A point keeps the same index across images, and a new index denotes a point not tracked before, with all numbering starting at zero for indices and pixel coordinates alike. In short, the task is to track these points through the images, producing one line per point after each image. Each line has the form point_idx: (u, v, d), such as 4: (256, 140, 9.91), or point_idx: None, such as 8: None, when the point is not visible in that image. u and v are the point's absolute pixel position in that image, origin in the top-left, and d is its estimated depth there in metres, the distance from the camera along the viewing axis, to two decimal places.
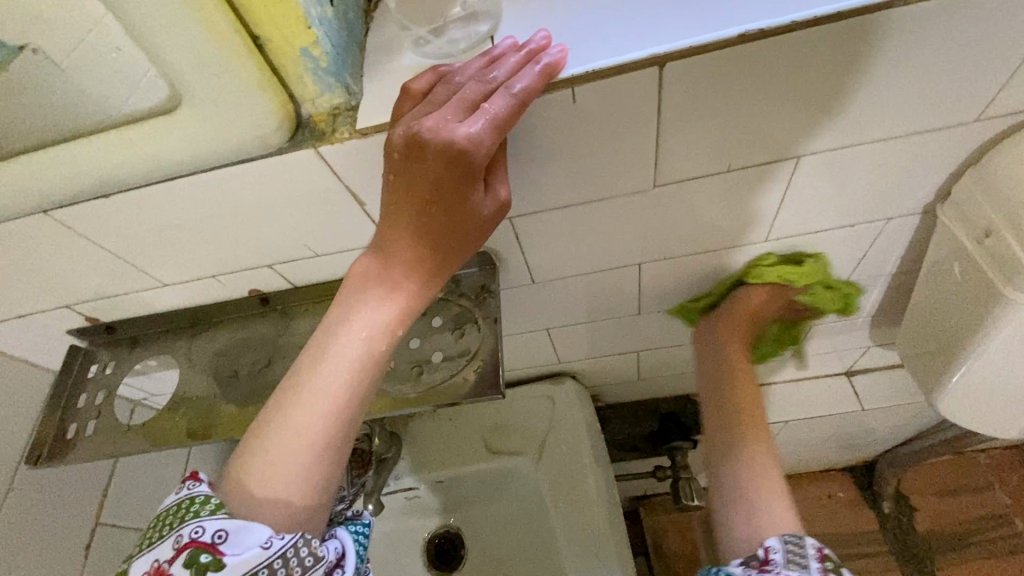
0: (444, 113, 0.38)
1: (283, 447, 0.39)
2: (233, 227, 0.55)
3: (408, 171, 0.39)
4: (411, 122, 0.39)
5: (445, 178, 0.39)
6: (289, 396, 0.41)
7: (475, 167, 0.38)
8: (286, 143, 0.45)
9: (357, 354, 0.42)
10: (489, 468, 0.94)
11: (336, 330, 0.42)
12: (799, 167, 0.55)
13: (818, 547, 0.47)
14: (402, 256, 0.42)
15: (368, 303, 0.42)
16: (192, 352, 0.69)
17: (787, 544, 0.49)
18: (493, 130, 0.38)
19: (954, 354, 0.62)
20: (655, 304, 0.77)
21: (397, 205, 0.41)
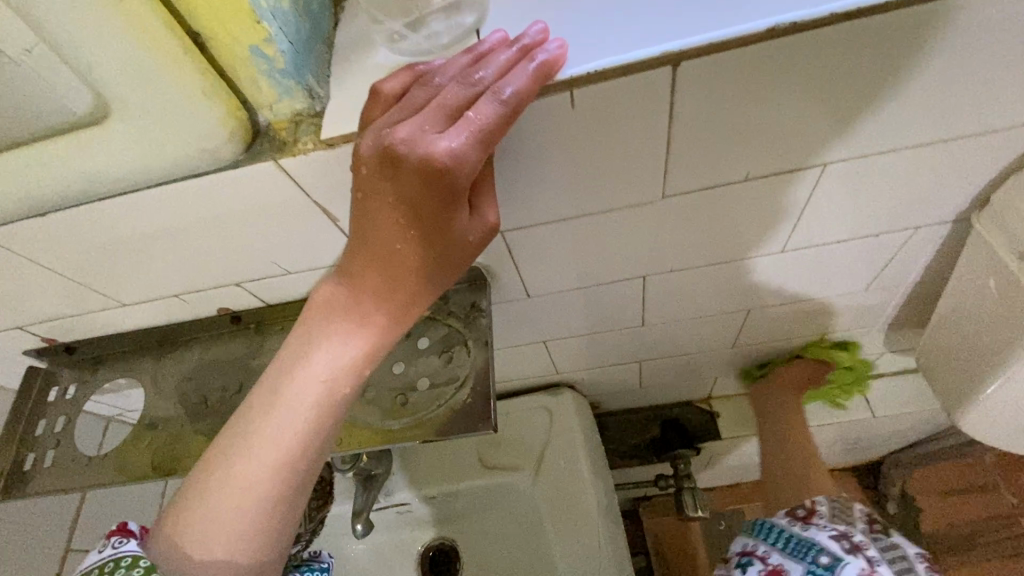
0: (420, 122, 0.32)
1: (231, 499, 0.35)
2: (191, 245, 0.49)
3: (376, 189, 0.33)
4: (383, 131, 0.33)
5: (422, 198, 0.33)
6: (237, 443, 0.36)
7: (456, 189, 0.32)
8: (242, 154, 0.40)
9: (317, 399, 0.36)
10: (484, 484, 0.89)
11: (293, 369, 0.37)
12: (825, 175, 0.49)
13: (867, 512, 0.54)
14: (368, 287, 0.36)
15: (330, 340, 0.37)
16: (159, 375, 0.64)
17: (833, 503, 0.55)
18: (478, 145, 0.32)
19: (983, 373, 0.57)
20: (660, 316, 0.72)
21: (363, 227, 0.35)
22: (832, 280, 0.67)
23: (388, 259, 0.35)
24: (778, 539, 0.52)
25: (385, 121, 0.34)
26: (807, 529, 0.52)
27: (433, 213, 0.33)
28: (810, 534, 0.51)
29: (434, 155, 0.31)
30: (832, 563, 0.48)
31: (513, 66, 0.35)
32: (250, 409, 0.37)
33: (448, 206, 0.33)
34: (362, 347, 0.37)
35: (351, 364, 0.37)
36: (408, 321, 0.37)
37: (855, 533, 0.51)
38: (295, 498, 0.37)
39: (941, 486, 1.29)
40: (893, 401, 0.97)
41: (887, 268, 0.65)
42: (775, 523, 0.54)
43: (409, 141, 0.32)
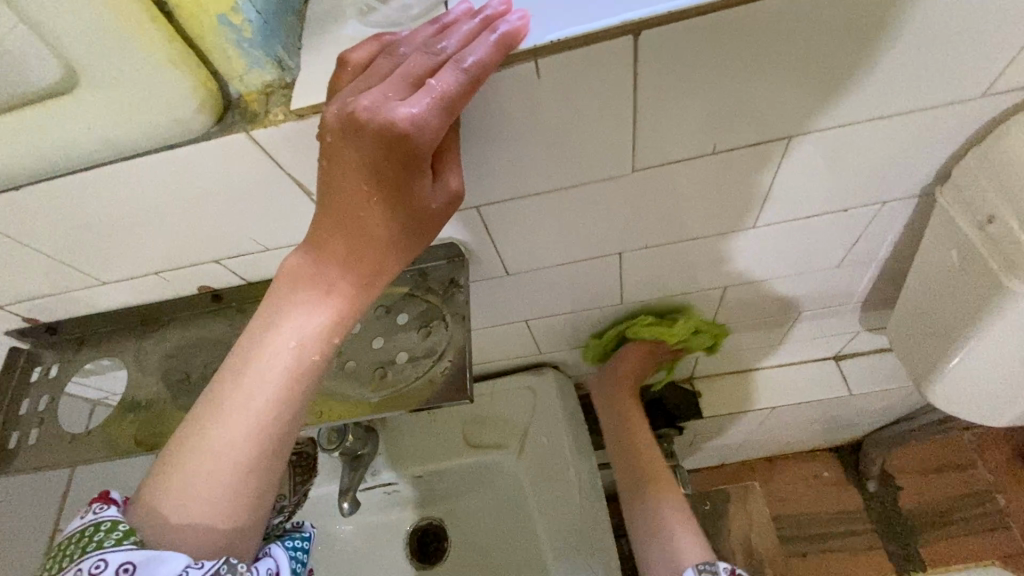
0: (385, 89, 0.33)
1: (205, 461, 0.36)
2: (168, 220, 0.50)
3: (342, 155, 0.34)
4: (347, 100, 0.34)
5: (385, 164, 0.34)
6: (211, 409, 0.37)
7: (420, 154, 0.34)
8: (215, 126, 0.41)
9: (289, 362, 0.38)
10: (469, 462, 0.90)
11: (266, 333, 0.38)
12: (792, 147, 0.51)
13: (727, 569, 0.61)
14: (336, 252, 0.37)
15: (301, 304, 0.38)
16: (142, 353, 0.64)
17: (702, 572, 0.62)
18: (441, 112, 0.33)
19: (948, 344, 0.59)
20: (639, 293, 0.73)
21: (330, 193, 0.36)
22: (806, 257, 0.68)
23: (355, 224, 0.36)
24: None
25: (350, 88, 0.35)
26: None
27: (397, 177, 0.34)
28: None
29: (397, 119, 0.32)
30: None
31: (475, 36, 0.35)
32: (224, 373, 0.38)
33: (412, 171, 0.34)
34: (332, 311, 0.38)
35: (321, 327, 0.38)
36: (377, 286, 0.39)
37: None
38: (271, 464, 0.38)
39: (918, 464, 1.32)
40: (870, 379, 0.99)
41: (857, 244, 0.66)
42: None
43: (373, 106, 0.33)
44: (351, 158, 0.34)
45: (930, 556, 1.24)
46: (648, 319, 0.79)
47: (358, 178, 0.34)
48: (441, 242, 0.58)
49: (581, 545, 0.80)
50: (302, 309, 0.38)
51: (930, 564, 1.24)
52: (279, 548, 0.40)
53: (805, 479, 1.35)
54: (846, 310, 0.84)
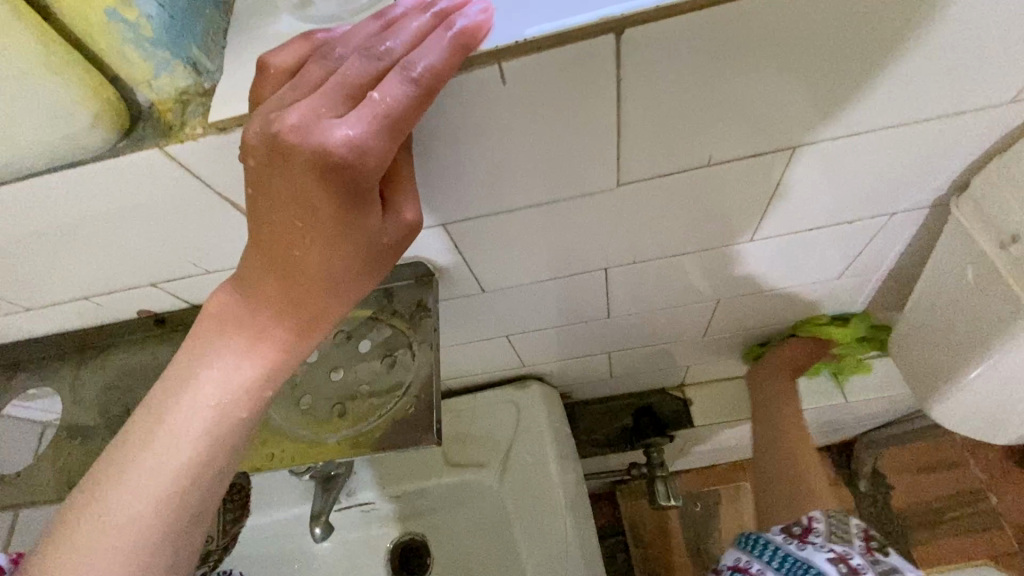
0: (316, 104, 0.27)
1: (101, 539, 0.30)
2: (89, 241, 0.44)
3: (268, 183, 0.28)
4: (272, 114, 0.28)
5: (319, 196, 0.27)
6: (115, 474, 0.31)
7: (362, 186, 0.28)
8: (122, 139, 0.35)
9: (209, 421, 0.32)
10: (449, 481, 0.85)
11: (184, 385, 0.32)
12: (795, 157, 0.45)
13: (864, 529, 0.50)
14: (265, 293, 0.31)
15: (226, 353, 0.32)
16: (78, 383, 0.57)
17: (832, 520, 0.53)
18: (385, 133, 0.27)
19: (957, 364, 0.55)
20: (628, 306, 0.68)
21: (256, 224, 0.30)
22: (805, 267, 0.63)
23: (286, 263, 0.30)
24: (773, 559, 0.49)
25: (279, 98, 0.29)
26: (804, 548, 0.49)
27: (335, 212, 0.28)
28: (807, 555, 0.48)
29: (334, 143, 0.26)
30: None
31: (427, 36, 0.29)
32: (132, 430, 0.32)
33: (354, 205, 0.28)
34: (263, 362, 0.32)
35: (249, 382, 0.32)
36: (316, 334, 0.33)
37: (852, 555, 0.47)
38: (185, 536, 0.32)
39: (912, 463, 1.30)
40: (867, 385, 0.94)
41: (862, 254, 0.61)
42: (768, 539, 0.51)
43: (304, 125, 0.27)
44: (277, 185, 0.28)
45: (921, 556, 1.22)
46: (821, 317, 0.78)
47: (287, 211, 0.28)
48: (407, 261, 0.52)
49: (566, 571, 0.75)
50: (227, 360, 0.32)
51: (921, 565, 1.22)
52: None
53: None
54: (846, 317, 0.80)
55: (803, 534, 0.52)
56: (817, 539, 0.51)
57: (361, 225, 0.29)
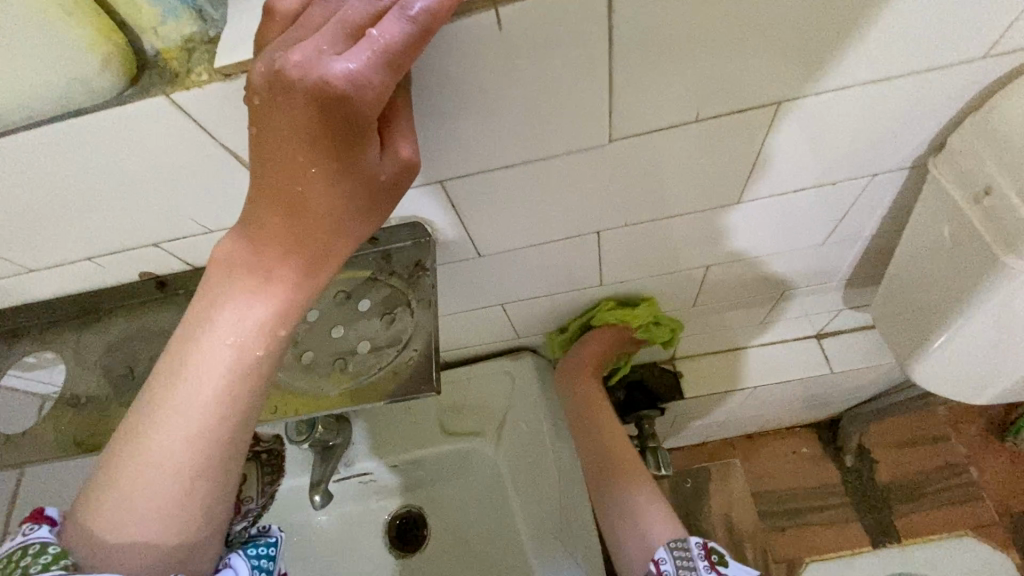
0: (318, 41, 0.29)
1: (141, 475, 0.32)
2: (94, 198, 0.44)
3: (271, 124, 0.29)
4: (275, 54, 0.29)
5: (320, 131, 0.29)
6: (145, 416, 0.33)
7: (362, 121, 0.29)
8: (128, 88, 0.36)
9: (229, 359, 0.33)
10: (446, 450, 0.87)
11: (200, 329, 0.34)
12: (780, 115, 0.47)
13: (700, 545, 0.54)
14: (272, 233, 0.32)
15: (238, 295, 0.34)
16: (82, 347, 0.58)
17: (674, 551, 0.55)
18: (383, 69, 0.28)
19: (936, 321, 0.57)
20: (619, 275, 0.70)
21: (261, 165, 0.31)
22: (791, 233, 0.65)
23: (292, 201, 0.31)
24: None
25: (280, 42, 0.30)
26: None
27: (337, 148, 0.29)
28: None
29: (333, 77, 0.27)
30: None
31: None
32: (155, 374, 0.34)
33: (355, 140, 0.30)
34: (275, 300, 0.34)
35: (260, 321, 0.34)
36: (322, 273, 0.34)
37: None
38: (220, 470, 0.34)
39: (895, 438, 1.33)
40: (851, 357, 0.97)
41: (845, 219, 0.63)
42: None
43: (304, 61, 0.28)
44: (281, 124, 0.29)
45: (904, 527, 1.26)
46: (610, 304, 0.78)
47: (292, 150, 0.30)
48: (405, 222, 0.53)
49: (561, 533, 0.78)
50: (236, 300, 0.34)
51: (903, 534, 1.26)
52: (244, 556, 0.40)
53: (784, 455, 1.35)
54: (830, 288, 0.82)
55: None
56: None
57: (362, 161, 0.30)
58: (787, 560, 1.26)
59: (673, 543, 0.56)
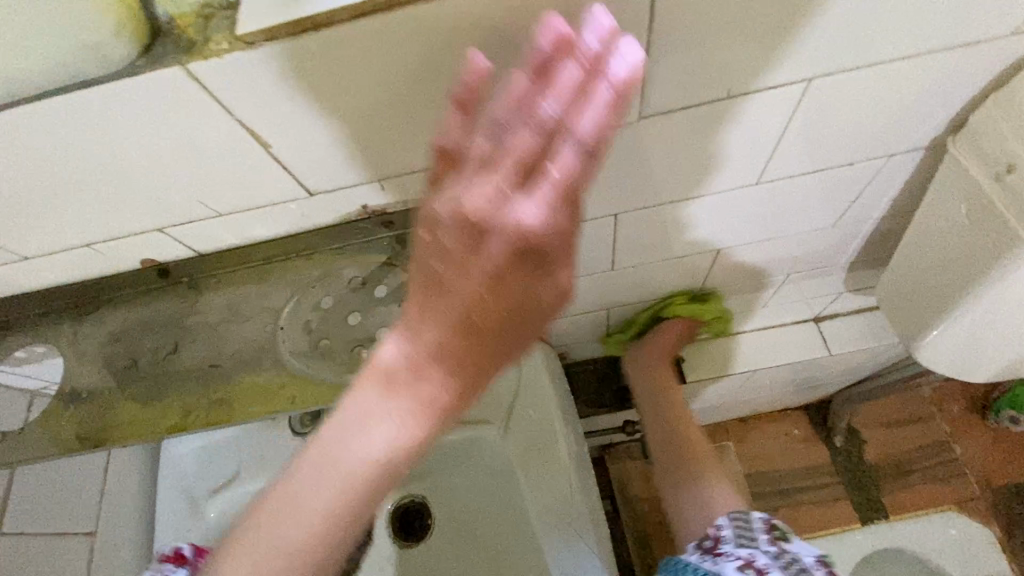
0: (498, 180, 0.29)
1: (267, 563, 0.33)
2: (98, 178, 0.43)
3: (455, 256, 0.30)
4: (455, 195, 0.30)
5: (507, 271, 0.29)
6: (278, 509, 0.33)
7: (544, 259, 0.29)
8: (141, 58, 0.35)
9: (369, 467, 0.33)
10: (452, 439, 0.86)
11: (345, 436, 0.33)
12: (807, 92, 0.47)
13: (763, 521, 0.57)
14: (430, 348, 0.31)
15: (388, 409, 0.32)
16: (79, 338, 0.56)
17: (737, 523, 0.58)
18: (561, 209, 0.29)
19: (948, 301, 0.58)
20: (631, 259, 0.69)
21: (433, 292, 0.31)
22: (802, 215, 0.65)
23: (461, 321, 0.30)
24: None
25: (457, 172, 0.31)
26: (716, 564, 0.54)
27: (518, 285, 0.30)
28: (718, 567, 0.53)
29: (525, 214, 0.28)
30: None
31: (582, 93, 0.30)
32: (292, 471, 0.34)
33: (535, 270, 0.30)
34: (426, 417, 0.33)
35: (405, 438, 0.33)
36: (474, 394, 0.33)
37: (757, 556, 0.53)
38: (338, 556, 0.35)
39: (883, 418, 1.37)
40: (850, 339, 0.97)
41: (856, 202, 0.64)
42: (684, 559, 0.56)
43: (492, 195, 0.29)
44: (464, 248, 0.29)
45: (892, 504, 1.30)
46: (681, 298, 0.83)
47: (473, 276, 0.30)
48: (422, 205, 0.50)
49: (571, 516, 0.78)
50: (383, 417, 0.33)
51: (891, 511, 1.29)
52: None
53: (775, 437, 1.38)
54: (833, 271, 0.83)
55: (715, 547, 0.56)
56: (727, 546, 0.56)
57: (539, 287, 0.30)
58: None
59: (734, 517, 0.59)
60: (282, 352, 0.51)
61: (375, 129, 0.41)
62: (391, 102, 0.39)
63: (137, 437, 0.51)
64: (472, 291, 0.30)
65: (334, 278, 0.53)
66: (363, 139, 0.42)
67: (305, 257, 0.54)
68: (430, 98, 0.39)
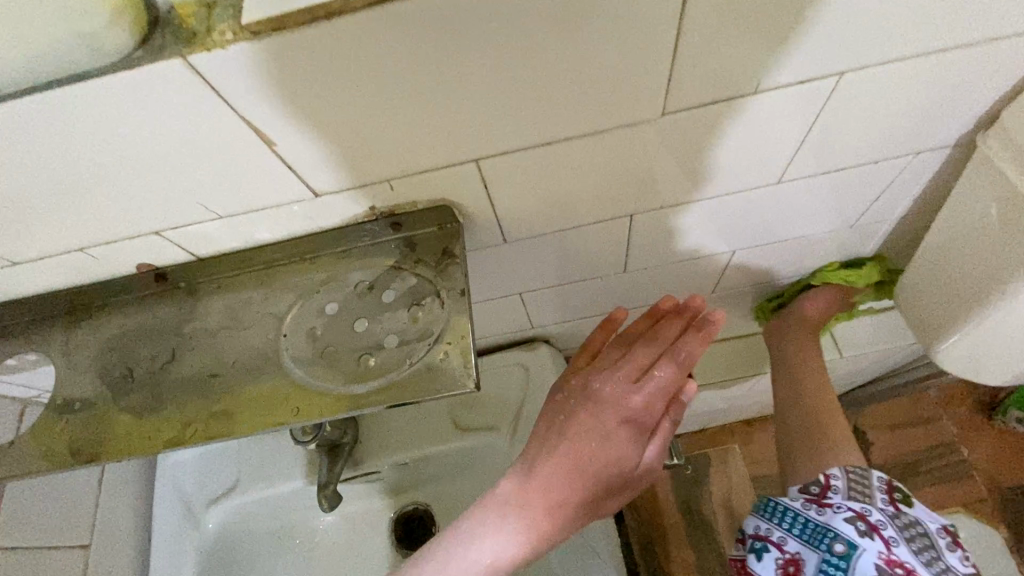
0: (620, 373, 0.55)
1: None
2: (94, 180, 0.40)
3: (595, 413, 0.52)
4: (591, 374, 0.56)
5: (625, 430, 0.52)
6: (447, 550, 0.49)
7: (644, 427, 0.54)
8: (140, 49, 0.33)
9: (519, 541, 0.49)
10: (458, 446, 0.84)
11: (503, 516, 0.50)
12: (840, 86, 0.45)
13: (884, 481, 0.60)
14: (586, 478, 0.50)
15: (538, 504, 0.50)
16: (71, 348, 0.53)
17: (851, 475, 0.61)
18: (658, 398, 0.54)
19: (974, 303, 0.56)
20: (644, 261, 0.67)
21: (575, 423, 0.52)
22: (821, 215, 0.63)
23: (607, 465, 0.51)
24: (793, 525, 0.60)
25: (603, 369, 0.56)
26: (825, 514, 0.59)
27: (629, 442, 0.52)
28: (828, 519, 0.58)
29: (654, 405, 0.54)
30: (846, 552, 0.55)
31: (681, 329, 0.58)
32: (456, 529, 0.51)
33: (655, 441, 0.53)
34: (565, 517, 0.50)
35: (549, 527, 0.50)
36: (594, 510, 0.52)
37: (871, 512, 0.58)
38: None
39: (890, 420, 1.35)
40: (861, 340, 0.96)
41: (876, 202, 0.62)
42: (785, 504, 0.61)
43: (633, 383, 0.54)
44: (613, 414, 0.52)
45: None
46: (835, 265, 0.75)
47: (601, 414, 0.52)
48: (432, 205, 0.49)
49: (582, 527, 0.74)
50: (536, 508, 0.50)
51: None
52: None
53: None
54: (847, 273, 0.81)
55: (822, 494, 0.61)
56: (836, 497, 0.60)
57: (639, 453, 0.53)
58: None
59: (849, 469, 0.62)
60: (287, 360, 0.48)
61: (383, 126, 0.40)
62: (400, 98, 0.38)
63: (132, 453, 0.48)
64: (597, 430, 0.51)
65: (340, 284, 0.51)
66: (371, 136, 0.41)
67: (310, 260, 0.52)
68: (440, 91, 0.38)
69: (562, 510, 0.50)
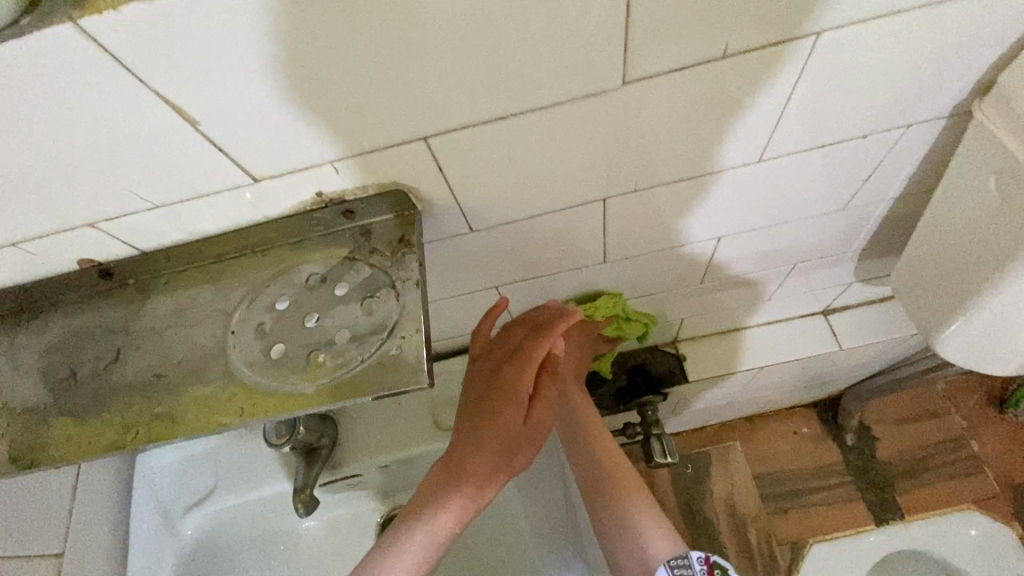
0: (497, 356, 0.59)
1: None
2: (7, 164, 0.38)
3: (479, 393, 0.57)
4: (481, 362, 0.60)
5: (502, 397, 0.55)
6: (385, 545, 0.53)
7: (522, 391, 0.55)
8: (27, 14, 0.30)
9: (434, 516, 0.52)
10: (439, 448, 0.80)
11: (422, 500, 0.53)
12: (820, 49, 0.41)
13: (704, 560, 0.51)
14: (483, 470, 0.53)
15: (442, 478, 0.53)
16: (16, 349, 0.50)
17: (676, 569, 0.52)
18: (525, 364, 0.56)
19: (977, 283, 0.52)
20: (624, 249, 0.63)
21: (467, 407, 0.57)
22: (809, 198, 0.60)
23: (493, 458, 0.53)
24: None
25: (480, 377, 0.58)
26: None
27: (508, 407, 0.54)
28: None
29: (526, 392, 0.55)
30: None
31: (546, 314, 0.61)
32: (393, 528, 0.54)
33: (535, 422, 0.55)
34: (467, 484, 0.53)
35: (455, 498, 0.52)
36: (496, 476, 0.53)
37: None
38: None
39: (895, 414, 1.30)
40: (861, 332, 0.92)
41: (869, 180, 0.58)
42: None
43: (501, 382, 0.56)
44: (491, 415, 0.54)
45: (907, 504, 1.22)
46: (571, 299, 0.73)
47: (483, 389, 0.57)
48: (386, 189, 0.46)
49: (568, 529, 0.69)
50: (443, 484, 0.53)
51: (907, 512, 1.21)
52: None
53: (785, 436, 1.30)
54: (845, 260, 0.77)
55: None
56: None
57: (520, 413, 0.55)
58: (790, 541, 1.20)
59: (673, 561, 0.52)
60: (234, 358, 0.46)
61: (314, 96, 0.37)
62: (328, 65, 0.35)
63: (72, 458, 0.45)
64: (477, 404, 0.56)
65: (291, 277, 0.48)
66: (303, 107, 0.38)
67: (260, 252, 0.49)
68: (371, 58, 0.35)
69: (463, 478, 0.53)
